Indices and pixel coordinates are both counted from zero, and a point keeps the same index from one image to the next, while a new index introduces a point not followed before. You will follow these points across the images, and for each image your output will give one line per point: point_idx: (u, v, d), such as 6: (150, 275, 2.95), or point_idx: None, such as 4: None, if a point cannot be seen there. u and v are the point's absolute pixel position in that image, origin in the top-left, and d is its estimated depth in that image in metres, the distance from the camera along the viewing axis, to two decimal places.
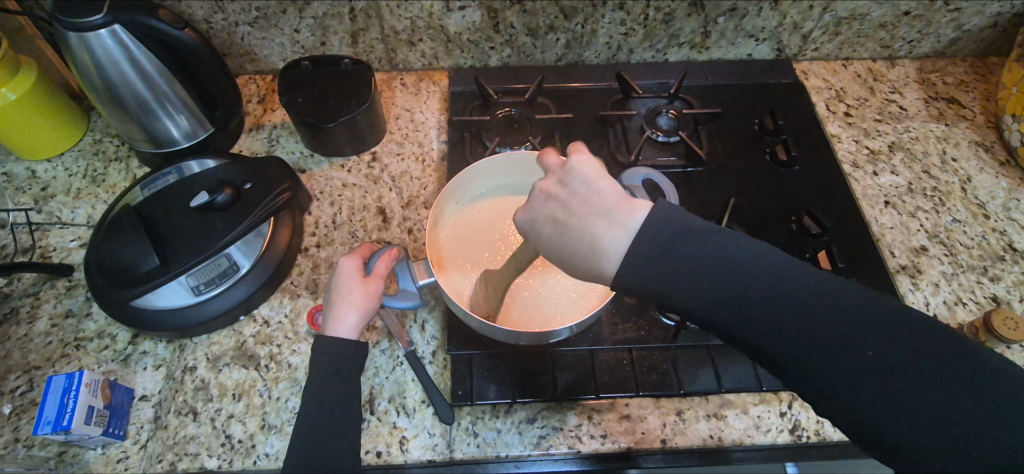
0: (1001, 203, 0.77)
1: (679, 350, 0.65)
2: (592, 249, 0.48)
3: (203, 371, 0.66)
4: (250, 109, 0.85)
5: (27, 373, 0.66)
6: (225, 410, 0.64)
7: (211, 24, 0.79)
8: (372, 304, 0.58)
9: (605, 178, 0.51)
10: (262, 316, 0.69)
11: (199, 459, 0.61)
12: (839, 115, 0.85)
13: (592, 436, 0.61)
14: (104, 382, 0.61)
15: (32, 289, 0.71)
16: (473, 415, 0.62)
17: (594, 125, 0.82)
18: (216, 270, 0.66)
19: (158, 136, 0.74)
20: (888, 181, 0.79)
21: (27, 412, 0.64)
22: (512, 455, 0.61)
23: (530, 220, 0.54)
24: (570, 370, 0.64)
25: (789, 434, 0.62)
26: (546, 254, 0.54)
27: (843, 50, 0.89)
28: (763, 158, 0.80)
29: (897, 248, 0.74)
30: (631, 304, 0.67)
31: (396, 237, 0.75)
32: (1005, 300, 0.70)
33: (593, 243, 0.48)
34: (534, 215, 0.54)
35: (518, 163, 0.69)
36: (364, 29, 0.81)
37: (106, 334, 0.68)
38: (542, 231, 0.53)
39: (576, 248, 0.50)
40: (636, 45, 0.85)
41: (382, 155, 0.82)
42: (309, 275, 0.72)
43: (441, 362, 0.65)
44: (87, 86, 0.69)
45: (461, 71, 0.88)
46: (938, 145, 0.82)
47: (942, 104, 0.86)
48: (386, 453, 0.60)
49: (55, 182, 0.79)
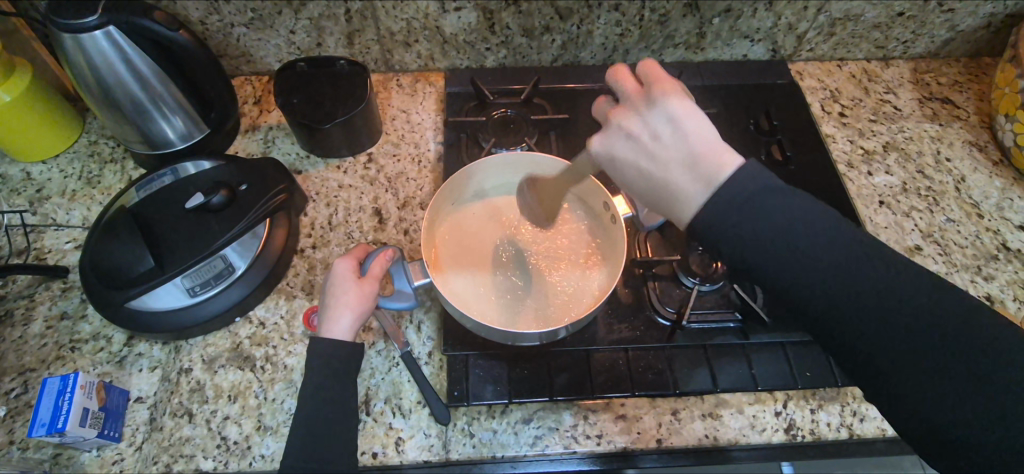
0: (994, 203, 0.78)
1: (675, 350, 0.65)
2: (664, 188, 0.47)
3: (199, 373, 0.66)
4: (246, 110, 0.85)
5: (21, 375, 0.66)
6: (220, 412, 0.64)
7: (206, 25, 0.79)
8: (367, 305, 0.58)
9: (694, 112, 0.46)
10: (258, 317, 0.69)
11: (194, 460, 0.61)
12: (834, 115, 0.85)
13: (588, 436, 0.62)
14: (99, 384, 0.61)
15: (27, 291, 0.71)
16: (469, 416, 0.62)
17: (589, 125, 0.83)
18: (212, 272, 0.66)
19: (153, 137, 0.74)
20: (882, 180, 0.80)
21: (22, 414, 0.63)
22: (508, 455, 0.61)
23: (607, 155, 0.50)
24: (566, 371, 0.64)
25: (784, 433, 0.62)
26: (626, 191, 0.51)
27: (838, 51, 0.89)
28: (759, 159, 0.80)
29: (892, 248, 0.74)
30: (627, 304, 0.67)
31: (392, 238, 0.75)
32: (999, 299, 0.70)
33: (676, 189, 0.46)
34: (612, 151, 0.49)
35: (514, 164, 0.70)
36: (360, 30, 0.81)
37: (101, 336, 0.68)
38: (622, 170, 0.49)
39: (658, 190, 0.47)
40: (632, 46, 0.86)
41: (378, 156, 0.82)
42: (305, 276, 0.72)
43: (437, 363, 0.65)
44: (82, 88, 0.69)
45: (457, 72, 0.88)
46: (932, 145, 0.83)
47: (936, 104, 0.86)
48: (382, 454, 0.60)
49: (51, 184, 0.79)
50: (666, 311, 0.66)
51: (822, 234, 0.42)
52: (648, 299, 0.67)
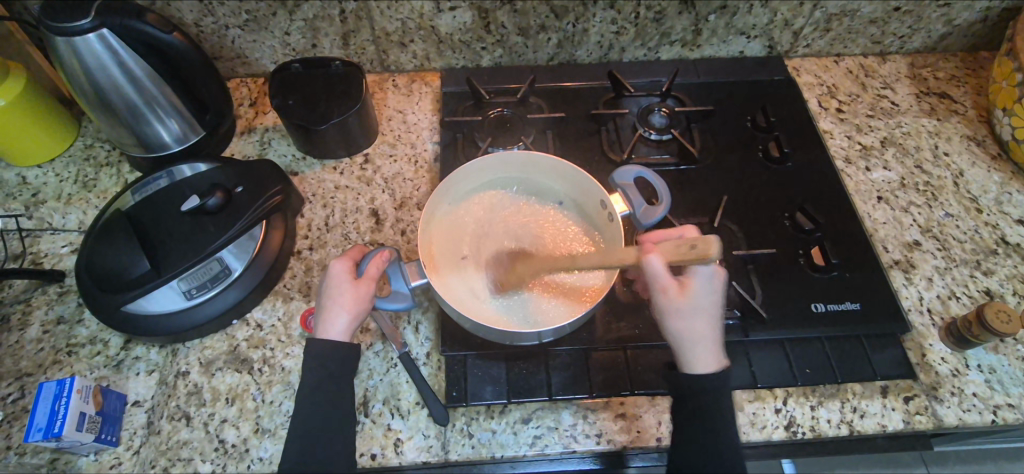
0: (993, 197, 0.77)
1: (673, 348, 0.65)
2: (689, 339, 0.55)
3: (196, 376, 0.66)
4: (242, 112, 0.85)
5: (18, 380, 0.65)
6: (218, 415, 0.64)
7: (201, 27, 0.79)
8: (363, 307, 0.57)
9: (699, 325, 0.54)
10: (255, 319, 0.69)
11: (192, 464, 0.61)
12: (831, 112, 0.85)
13: (587, 436, 0.62)
14: (95, 388, 0.61)
15: (23, 295, 0.71)
16: (468, 416, 0.62)
17: (586, 124, 0.82)
18: (208, 274, 0.66)
19: (148, 140, 0.74)
20: (880, 176, 0.79)
21: (19, 420, 0.63)
22: (507, 456, 0.61)
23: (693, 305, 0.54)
24: (564, 371, 0.64)
25: (784, 430, 0.62)
26: (701, 317, 0.55)
27: (834, 47, 0.89)
28: (756, 155, 0.80)
29: (891, 243, 0.74)
30: (625, 302, 0.67)
31: (389, 238, 0.75)
32: (999, 294, 0.70)
33: (691, 332, 0.54)
34: (695, 307, 0.54)
35: (516, 163, 0.69)
36: (354, 31, 0.81)
37: (98, 339, 0.68)
38: (698, 316, 0.54)
39: (697, 333, 0.54)
40: (627, 43, 0.85)
41: (374, 157, 0.81)
42: (302, 278, 0.72)
43: (435, 363, 0.65)
44: (76, 90, 0.69)
45: (453, 72, 0.88)
46: (930, 140, 0.82)
47: (934, 99, 0.86)
48: (380, 455, 0.60)
49: (46, 188, 0.79)
50: None
51: (891, 357, 0.65)
52: (647, 298, 0.67)
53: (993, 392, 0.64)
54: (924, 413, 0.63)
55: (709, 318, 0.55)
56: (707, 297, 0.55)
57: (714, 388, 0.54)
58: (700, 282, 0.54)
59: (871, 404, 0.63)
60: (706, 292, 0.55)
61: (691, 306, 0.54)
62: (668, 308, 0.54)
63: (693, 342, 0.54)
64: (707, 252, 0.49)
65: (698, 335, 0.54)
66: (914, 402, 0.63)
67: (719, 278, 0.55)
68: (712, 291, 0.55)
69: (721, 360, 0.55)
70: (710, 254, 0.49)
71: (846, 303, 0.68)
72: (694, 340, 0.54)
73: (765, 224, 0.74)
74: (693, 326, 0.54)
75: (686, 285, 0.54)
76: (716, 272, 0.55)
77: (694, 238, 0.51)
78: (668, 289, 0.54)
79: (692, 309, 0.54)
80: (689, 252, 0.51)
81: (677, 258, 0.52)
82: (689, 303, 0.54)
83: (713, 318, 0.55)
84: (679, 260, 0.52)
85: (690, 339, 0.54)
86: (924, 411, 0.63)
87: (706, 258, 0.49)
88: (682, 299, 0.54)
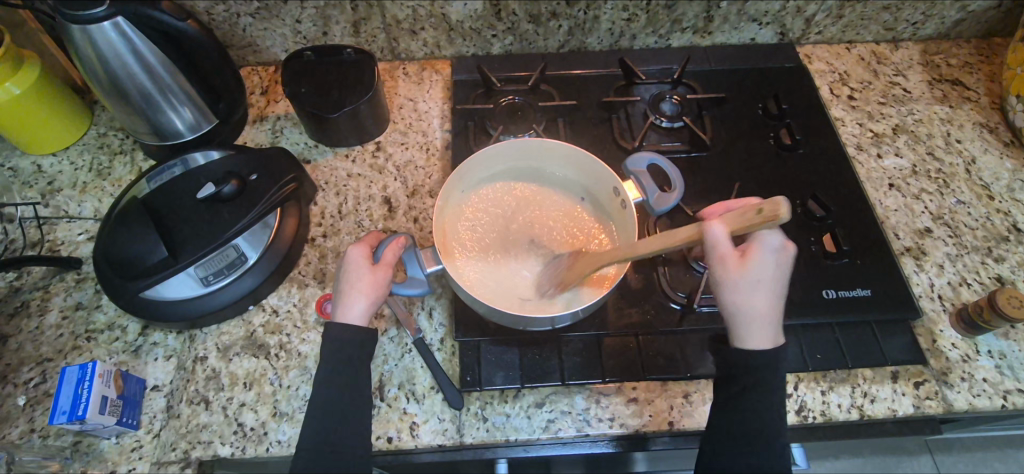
0: (1005, 184, 0.77)
1: (685, 335, 0.65)
2: (750, 313, 0.54)
3: (214, 361, 0.67)
4: (254, 100, 0.86)
5: (39, 365, 0.67)
6: (236, 399, 0.65)
7: (213, 15, 0.79)
8: (380, 292, 0.58)
9: (762, 297, 0.54)
10: (271, 305, 0.70)
11: (212, 446, 0.62)
12: (842, 99, 0.85)
13: (600, 419, 0.62)
14: (116, 372, 0.62)
15: (42, 282, 0.72)
16: (482, 400, 0.63)
17: (597, 111, 0.82)
18: (224, 261, 0.67)
19: (162, 128, 0.74)
20: (892, 163, 0.79)
21: (42, 403, 0.64)
22: (521, 439, 0.62)
23: (757, 277, 0.54)
24: (577, 356, 0.64)
25: (795, 415, 0.63)
26: (765, 290, 0.54)
27: (846, 33, 0.88)
28: (767, 143, 0.80)
29: (902, 230, 0.74)
30: (637, 288, 0.68)
31: (402, 226, 0.75)
32: (1010, 280, 0.70)
33: (750, 306, 0.54)
34: (759, 278, 0.54)
35: (525, 151, 0.69)
36: (366, 19, 0.81)
37: (116, 325, 0.69)
38: (760, 290, 0.54)
39: (755, 307, 0.54)
40: (639, 30, 0.85)
41: (385, 145, 0.82)
42: (316, 265, 0.73)
43: (449, 348, 0.66)
44: (90, 78, 0.69)
45: (463, 60, 0.88)
46: (942, 127, 0.82)
47: (946, 86, 0.86)
48: (397, 438, 0.61)
49: (61, 176, 0.79)
50: (676, 296, 0.66)
51: (901, 344, 0.66)
52: (658, 284, 0.68)
53: (1003, 377, 0.65)
54: (935, 397, 0.63)
55: (772, 291, 0.54)
56: (771, 269, 0.54)
57: (729, 372, 0.54)
58: (764, 254, 0.54)
59: (881, 389, 0.64)
60: (769, 264, 0.54)
61: (751, 278, 0.53)
62: (728, 278, 0.54)
63: (751, 316, 0.54)
64: (776, 214, 0.45)
65: (758, 310, 0.54)
66: (924, 387, 0.64)
67: (787, 253, 0.54)
68: (776, 263, 0.54)
69: (777, 339, 0.55)
70: (779, 216, 0.45)
71: (858, 289, 0.68)
72: (755, 312, 0.54)
73: (777, 211, 0.74)
74: (754, 299, 0.54)
75: (747, 256, 0.54)
76: (783, 246, 0.54)
77: (760, 203, 0.48)
78: (727, 259, 0.53)
79: (755, 280, 0.54)
80: (755, 218, 0.48)
81: (745, 225, 0.49)
82: (751, 275, 0.53)
83: (774, 292, 0.54)
84: (744, 227, 0.49)
85: (747, 312, 0.54)
86: (934, 396, 0.63)
87: (774, 221, 0.46)
88: (743, 271, 0.53)
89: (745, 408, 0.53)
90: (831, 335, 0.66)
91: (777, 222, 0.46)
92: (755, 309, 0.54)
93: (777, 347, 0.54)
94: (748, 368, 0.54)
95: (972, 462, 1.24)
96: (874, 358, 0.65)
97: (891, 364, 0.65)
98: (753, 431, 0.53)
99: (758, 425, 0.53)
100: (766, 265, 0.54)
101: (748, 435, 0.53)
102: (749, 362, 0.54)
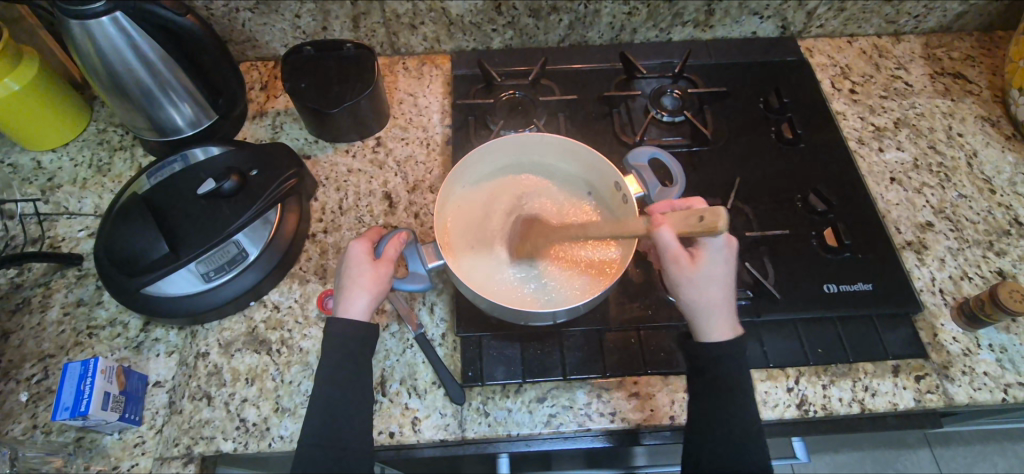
0: (1007, 178, 0.77)
1: (686, 329, 0.65)
2: (702, 308, 0.55)
3: (216, 357, 0.67)
4: (253, 96, 0.85)
5: (41, 361, 0.67)
6: (238, 395, 0.65)
7: (212, 10, 0.79)
8: (382, 288, 0.58)
9: (711, 291, 0.55)
10: (272, 301, 0.70)
11: (214, 442, 0.62)
12: (844, 92, 0.84)
13: (601, 414, 0.63)
14: (118, 368, 0.62)
15: (43, 278, 0.72)
16: (484, 395, 0.63)
17: (598, 106, 0.82)
18: (225, 257, 0.67)
19: (161, 124, 0.74)
20: (893, 157, 0.79)
21: (44, 399, 0.64)
22: (523, 434, 0.62)
23: (704, 275, 0.55)
24: (578, 351, 0.64)
25: (796, 409, 0.63)
26: (714, 284, 0.55)
27: (847, 26, 0.88)
28: (768, 137, 0.79)
29: (903, 224, 0.74)
30: (638, 283, 0.68)
31: (403, 221, 0.75)
32: (1011, 274, 0.70)
33: (702, 302, 0.55)
34: (704, 275, 0.55)
35: (523, 145, 0.69)
36: (365, 13, 0.81)
37: (117, 321, 0.69)
38: (707, 287, 0.55)
39: (706, 302, 0.55)
40: (639, 24, 0.85)
41: (386, 140, 0.82)
42: (317, 261, 0.73)
43: (450, 344, 0.66)
44: (89, 73, 0.69)
45: (463, 55, 0.88)
46: (944, 120, 0.82)
47: (948, 79, 0.85)
48: (399, 433, 0.61)
49: (61, 172, 0.79)
50: None
51: (902, 338, 0.66)
52: (659, 279, 0.68)
53: (1004, 371, 0.65)
54: (935, 391, 0.63)
55: (722, 284, 0.56)
56: (719, 264, 0.55)
57: (731, 367, 0.55)
58: (712, 252, 0.55)
59: (882, 383, 0.64)
60: (718, 260, 0.55)
61: (700, 275, 0.55)
62: (679, 278, 0.55)
63: (706, 310, 0.55)
64: (715, 224, 0.46)
65: (713, 304, 0.55)
66: (925, 381, 0.64)
67: (731, 248, 0.55)
68: (723, 258, 0.55)
69: (737, 328, 0.56)
70: (718, 227, 0.45)
71: (859, 283, 0.68)
72: (710, 307, 0.55)
73: (778, 205, 0.74)
74: (707, 294, 0.55)
75: (697, 255, 0.55)
76: (727, 242, 0.55)
77: (701, 208, 0.48)
78: (680, 258, 0.54)
79: (704, 276, 0.55)
80: (693, 225, 0.49)
81: (684, 230, 0.50)
82: (700, 272, 0.55)
83: (726, 285, 0.56)
84: (684, 232, 0.50)
85: (701, 306, 0.55)
86: (935, 389, 0.64)
87: (712, 232, 0.46)
88: (694, 269, 0.54)
89: (745, 402, 0.54)
90: (833, 329, 0.66)
91: (715, 232, 0.46)
92: (707, 303, 0.55)
93: (739, 336, 0.56)
94: (750, 362, 0.54)
95: (971, 455, 1.25)
96: (875, 351, 0.65)
97: (892, 358, 0.65)
98: (754, 425, 0.54)
99: (760, 419, 0.54)
100: (710, 262, 0.55)
101: (750, 429, 0.53)
102: None
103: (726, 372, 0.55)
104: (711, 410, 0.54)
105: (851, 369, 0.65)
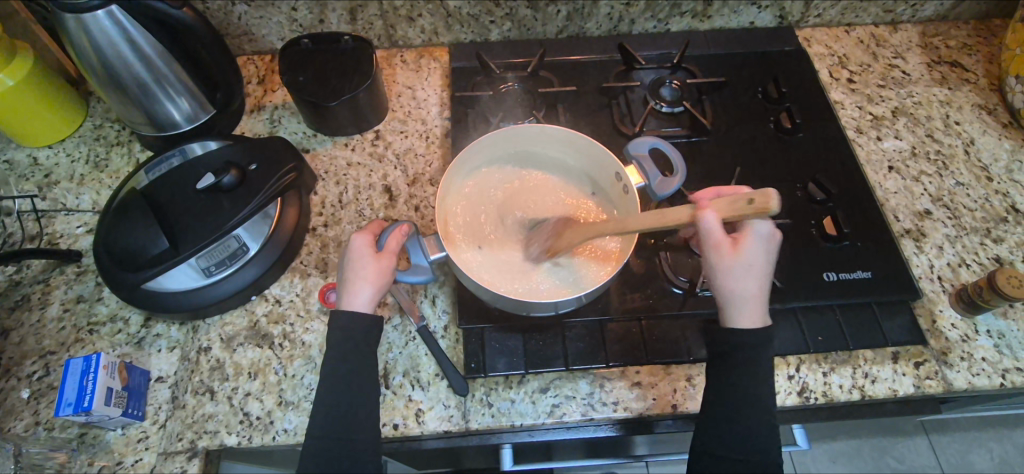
0: (1003, 165, 0.78)
1: (687, 319, 0.66)
2: (738, 297, 0.55)
3: (218, 351, 0.67)
4: (250, 90, 0.85)
5: (42, 358, 0.66)
6: (241, 389, 0.65)
7: (208, 4, 0.78)
8: (385, 280, 0.58)
9: (750, 280, 0.55)
10: (273, 295, 0.70)
11: (218, 436, 0.62)
12: (842, 82, 0.85)
13: (604, 404, 0.63)
14: (121, 364, 0.62)
15: (42, 275, 0.71)
16: (487, 387, 0.63)
17: (597, 97, 0.82)
18: (226, 252, 0.66)
19: (158, 119, 0.74)
20: (891, 145, 0.79)
21: (46, 396, 0.64)
22: (526, 424, 0.62)
23: (748, 265, 0.55)
24: (580, 342, 0.65)
25: (797, 396, 0.63)
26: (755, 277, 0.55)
27: (845, 16, 0.88)
28: (767, 127, 0.80)
29: (902, 212, 0.74)
30: (639, 273, 0.68)
31: (403, 214, 0.75)
32: (1009, 261, 0.71)
33: (742, 292, 0.55)
34: (747, 264, 0.54)
35: (526, 137, 0.69)
36: (362, 6, 0.81)
37: (118, 317, 0.69)
38: (747, 278, 0.55)
39: (746, 291, 0.55)
40: (637, 15, 0.85)
41: (385, 133, 0.81)
42: (318, 254, 0.72)
43: (453, 336, 0.66)
44: (85, 68, 0.68)
45: (461, 47, 0.87)
46: (942, 109, 0.82)
47: (945, 68, 0.86)
48: (402, 425, 0.61)
49: (58, 169, 0.79)
50: (678, 280, 0.66)
51: (901, 325, 0.66)
52: (660, 268, 0.68)
53: (1002, 356, 0.65)
54: (934, 377, 0.64)
55: (762, 274, 0.55)
56: (760, 255, 0.55)
57: (734, 354, 0.55)
58: (754, 240, 0.55)
59: (882, 369, 0.65)
60: (759, 251, 0.55)
61: (740, 264, 0.54)
62: (720, 264, 0.54)
63: (744, 301, 0.55)
64: (766, 205, 0.46)
65: (749, 294, 0.55)
66: (924, 367, 0.65)
67: (774, 241, 0.55)
68: (764, 250, 0.55)
69: (766, 320, 0.56)
70: (770, 208, 0.46)
71: (858, 272, 0.68)
72: (747, 297, 0.55)
73: (777, 195, 0.74)
74: (745, 283, 0.55)
75: (739, 244, 0.55)
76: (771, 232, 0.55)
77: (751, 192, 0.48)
78: (723, 246, 0.54)
79: (746, 265, 0.55)
80: (745, 208, 0.49)
81: (733, 215, 0.50)
82: (741, 261, 0.54)
83: (765, 276, 0.55)
84: (733, 216, 0.50)
85: (738, 295, 0.55)
86: (934, 375, 0.64)
87: (765, 212, 0.46)
88: (735, 257, 0.54)
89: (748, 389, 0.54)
90: (833, 317, 0.66)
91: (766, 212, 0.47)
92: (745, 292, 0.55)
93: (767, 328, 0.55)
94: (752, 350, 0.55)
95: (966, 442, 1.27)
96: (874, 338, 0.65)
97: (891, 345, 0.66)
98: (756, 411, 0.54)
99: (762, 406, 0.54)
100: (755, 253, 0.55)
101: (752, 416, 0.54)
102: (751, 343, 0.54)
103: (728, 360, 0.55)
104: (713, 397, 0.55)
105: (851, 357, 0.65)
